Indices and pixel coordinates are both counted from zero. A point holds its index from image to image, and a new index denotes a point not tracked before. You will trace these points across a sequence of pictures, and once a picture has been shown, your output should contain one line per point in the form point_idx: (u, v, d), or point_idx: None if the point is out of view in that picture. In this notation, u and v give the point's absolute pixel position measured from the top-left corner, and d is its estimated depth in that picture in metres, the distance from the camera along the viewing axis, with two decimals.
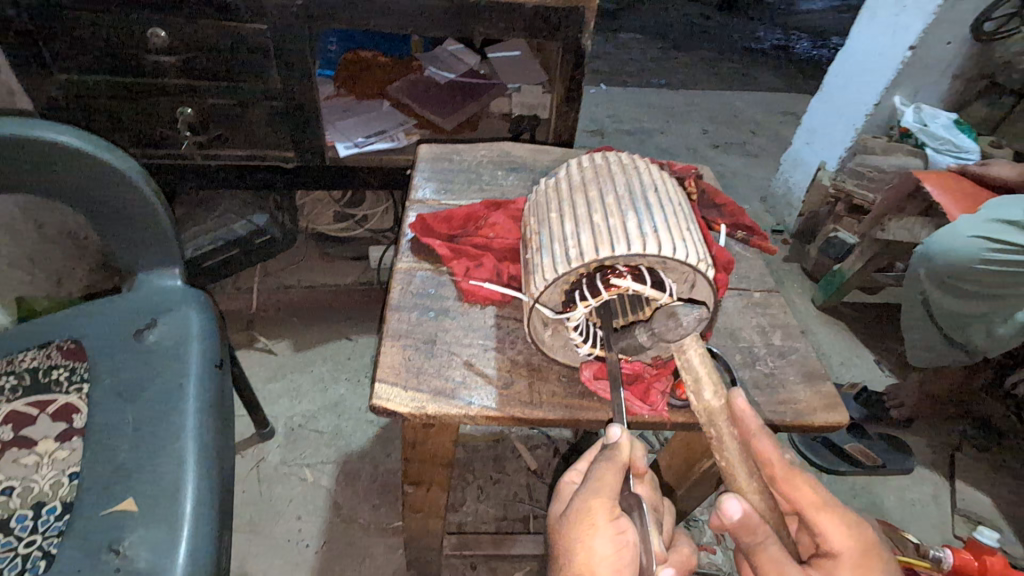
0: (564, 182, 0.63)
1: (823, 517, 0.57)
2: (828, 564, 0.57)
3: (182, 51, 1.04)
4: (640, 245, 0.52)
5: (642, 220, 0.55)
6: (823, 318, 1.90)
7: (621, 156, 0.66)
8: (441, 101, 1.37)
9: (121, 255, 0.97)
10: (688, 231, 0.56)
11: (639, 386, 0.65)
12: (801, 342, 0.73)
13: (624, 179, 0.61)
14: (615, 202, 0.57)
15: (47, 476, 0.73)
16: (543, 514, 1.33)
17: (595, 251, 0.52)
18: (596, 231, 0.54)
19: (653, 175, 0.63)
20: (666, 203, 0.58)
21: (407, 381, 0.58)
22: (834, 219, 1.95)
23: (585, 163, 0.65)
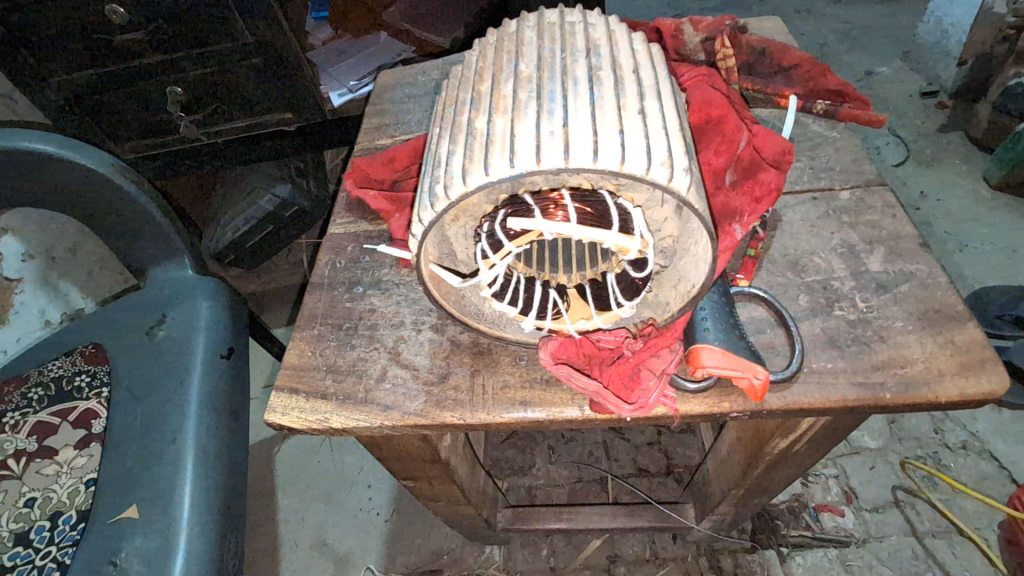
0: (459, 73, 0.43)
1: None
2: None
3: (146, 24, 0.95)
4: (531, 158, 0.33)
5: (553, 112, 0.35)
6: (1002, 202, 1.41)
7: (548, 12, 0.44)
8: (443, 16, 1.17)
9: (130, 254, 0.94)
10: (630, 116, 0.35)
11: (619, 374, 0.42)
12: (921, 265, 0.48)
13: (539, 52, 0.40)
14: (514, 91, 0.37)
15: (65, 484, 0.73)
16: (621, 477, 1.18)
17: (464, 177, 0.35)
18: (475, 144, 0.36)
19: (600, 32, 0.41)
20: (595, 78, 0.37)
21: (311, 388, 0.44)
22: (1016, 59, 1.40)
23: (489, 37, 0.44)
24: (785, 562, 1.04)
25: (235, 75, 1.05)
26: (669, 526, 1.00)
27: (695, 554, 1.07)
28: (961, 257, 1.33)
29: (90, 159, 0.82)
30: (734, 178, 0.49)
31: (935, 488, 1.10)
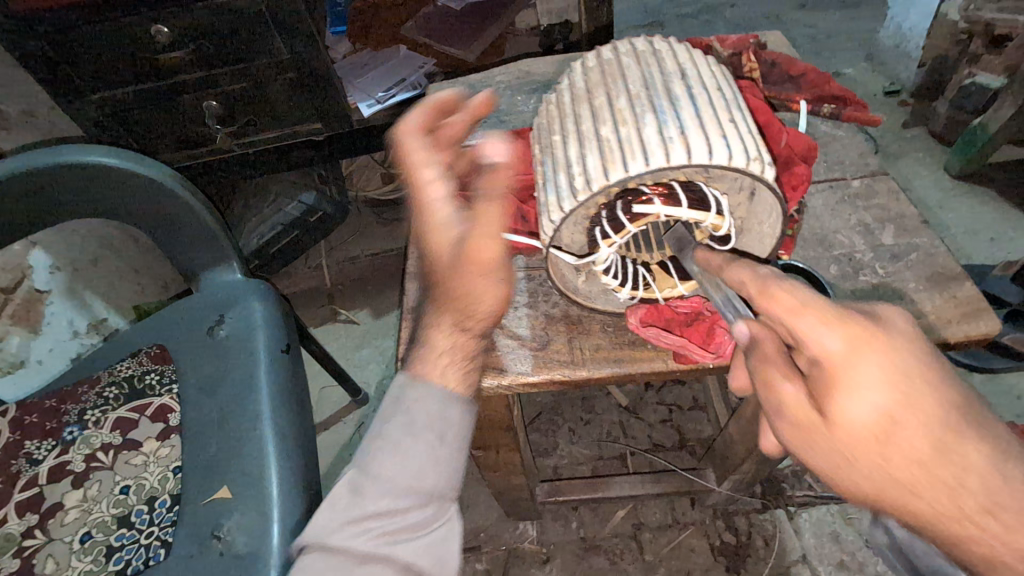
0: (565, 92, 0.50)
1: (893, 440, 0.37)
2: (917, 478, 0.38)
3: (188, 43, 1.00)
4: (662, 155, 0.40)
5: (669, 120, 0.42)
6: (965, 188, 1.55)
7: (635, 41, 0.51)
8: (461, 30, 1.26)
9: (182, 260, 0.99)
10: (732, 122, 0.42)
11: (698, 330, 0.53)
12: (923, 237, 0.57)
13: (640, 73, 0.47)
14: (629, 104, 0.45)
15: (155, 472, 0.79)
16: (640, 452, 1.28)
17: (605, 174, 0.42)
18: (605, 147, 0.43)
19: (684, 56, 0.49)
20: (694, 92, 0.45)
21: (430, 354, 0.54)
22: (969, 60, 1.56)
23: (587, 61, 0.52)
24: (793, 518, 1.15)
25: (270, 88, 1.11)
26: (692, 490, 1.10)
27: (712, 517, 1.17)
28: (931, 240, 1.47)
29: (155, 172, 0.86)
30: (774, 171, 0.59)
31: None
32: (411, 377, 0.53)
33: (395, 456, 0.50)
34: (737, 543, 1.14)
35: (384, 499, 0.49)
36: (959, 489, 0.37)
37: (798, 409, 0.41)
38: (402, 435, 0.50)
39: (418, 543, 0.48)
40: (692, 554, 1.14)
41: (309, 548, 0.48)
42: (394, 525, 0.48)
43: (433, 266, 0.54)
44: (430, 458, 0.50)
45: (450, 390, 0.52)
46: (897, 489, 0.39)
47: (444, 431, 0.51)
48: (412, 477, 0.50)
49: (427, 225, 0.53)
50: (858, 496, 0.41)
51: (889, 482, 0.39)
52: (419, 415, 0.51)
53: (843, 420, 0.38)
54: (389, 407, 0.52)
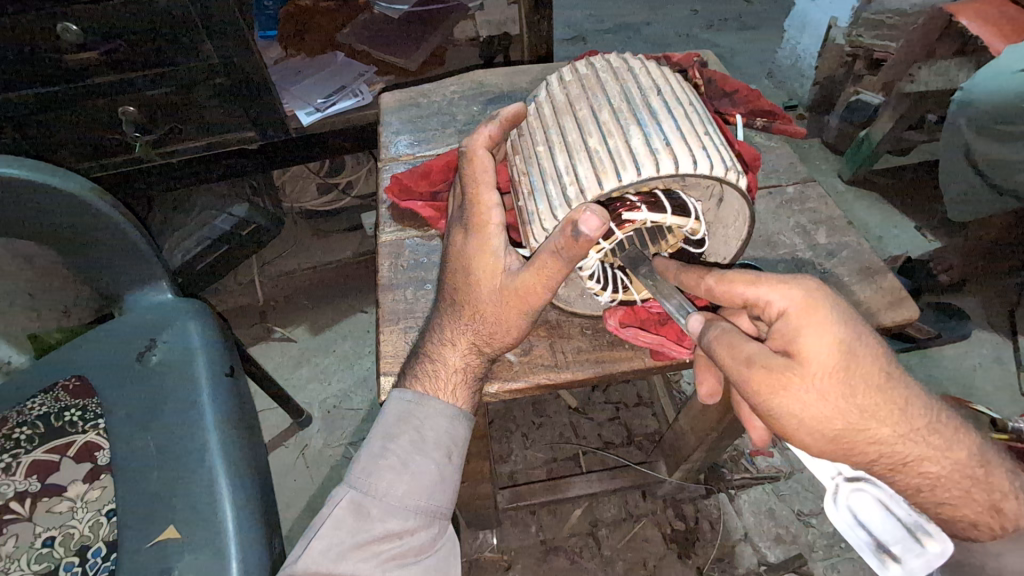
0: (546, 105, 0.52)
1: (843, 375, 0.44)
2: (868, 410, 0.44)
3: (101, 42, 0.91)
4: (652, 165, 0.42)
5: (653, 132, 0.44)
6: (857, 192, 1.75)
7: (608, 57, 0.53)
8: (399, 39, 1.24)
9: (103, 281, 0.90)
10: (707, 133, 0.45)
11: (674, 328, 0.55)
12: (851, 235, 0.64)
13: (618, 87, 0.49)
14: (612, 116, 0.46)
15: (84, 518, 0.72)
16: (592, 450, 1.32)
17: (598, 184, 0.43)
18: (595, 158, 0.44)
19: (655, 73, 0.51)
20: (672, 106, 0.47)
21: (432, 377, 0.51)
22: (854, 80, 1.77)
23: (564, 75, 0.53)
24: (734, 500, 1.22)
25: (196, 93, 1.03)
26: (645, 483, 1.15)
27: (662, 507, 1.22)
28: None
29: (70, 182, 0.77)
30: None
31: None
32: (421, 393, 0.50)
33: (404, 475, 0.49)
34: (687, 529, 1.20)
35: (393, 519, 0.48)
36: (901, 407, 0.44)
37: (764, 355, 0.45)
38: (411, 452, 0.49)
39: (426, 565, 0.48)
40: (647, 545, 1.18)
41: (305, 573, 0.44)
42: (403, 548, 0.47)
43: (477, 295, 0.49)
44: (438, 477, 0.50)
45: (456, 406, 0.51)
46: (862, 415, 0.43)
47: (452, 447, 0.50)
48: (424, 498, 0.49)
49: (480, 250, 0.49)
50: (823, 437, 0.44)
51: (854, 408, 0.43)
52: (430, 432, 0.50)
53: (810, 354, 0.43)
54: (393, 425, 0.50)
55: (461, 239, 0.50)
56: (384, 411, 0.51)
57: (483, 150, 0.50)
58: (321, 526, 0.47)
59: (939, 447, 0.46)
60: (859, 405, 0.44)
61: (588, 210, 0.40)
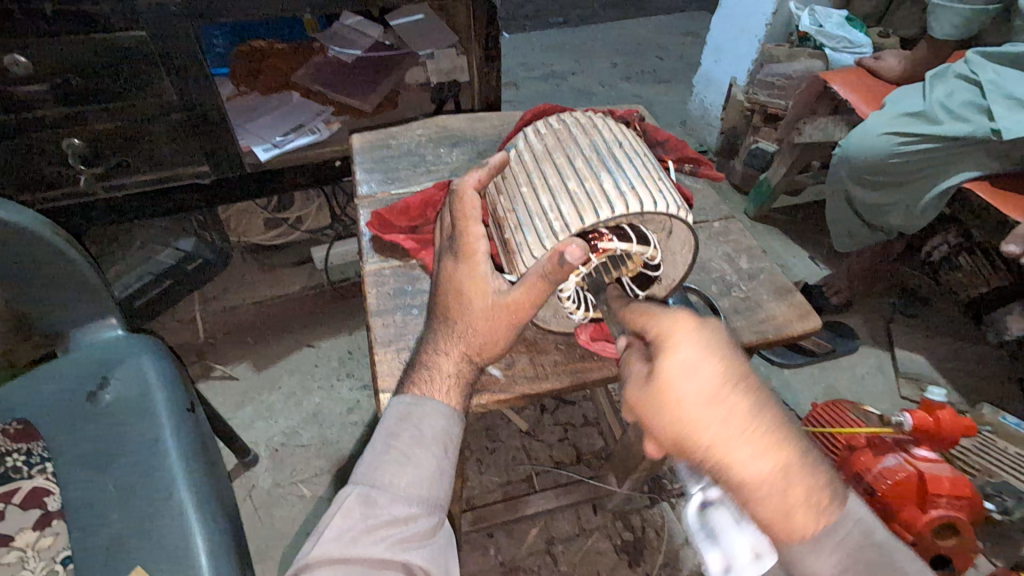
0: (526, 154, 0.61)
1: (684, 379, 0.45)
2: (710, 415, 0.43)
3: (52, 76, 0.90)
4: (622, 205, 0.51)
5: (620, 178, 0.54)
6: (761, 227, 1.99)
7: (574, 115, 0.64)
8: (354, 82, 1.31)
9: (45, 319, 0.86)
10: (662, 178, 0.55)
11: None
12: (766, 261, 0.76)
13: (587, 140, 0.59)
14: (585, 165, 0.56)
15: (37, 567, 0.69)
16: (545, 470, 1.38)
17: (579, 220, 0.52)
18: (575, 199, 0.53)
19: (615, 129, 0.62)
20: (632, 156, 0.57)
21: (429, 389, 0.55)
22: (753, 130, 2.03)
23: (540, 129, 0.62)
24: (676, 508, 1.32)
25: (149, 127, 1.03)
26: (597, 496, 1.22)
27: (612, 519, 1.30)
28: None
29: (24, 216, 0.75)
30: None
31: None
32: (419, 396, 0.55)
33: (407, 466, 0.52)
34: (635, 539, 1.28)
35: (399, 507, 0.51)
36: (733, 421, 0.42)
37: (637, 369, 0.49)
38: (413, 446, 0.53)
39: (429, 548, 0.51)
40: (600, 557, 1.25)
41: (319, 559, 0.47)
42: (408, 532, 0.50)
43: (468, 314, 0.55)
44: (437, 469, 0.53)
45: (452, 406, 0.55)
46: (697, 417, 0.44)
47: (448, 442, 0.54)
48: (426, 487, 0.52)
49: (469, 273, 0.55)
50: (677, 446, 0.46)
51: (689, 406, 0.44)
52: (429, 429, 0.54)
53: (660, 363, 0.47)
54: (394, 425, 0.54)
55: (452, 264, 0.57)
56: (386, 414, 0.55)
57: (473, 190, 0.58)
58: (330, 517, 0.50)
59: (763, 478, 0.42)
60: (699, 410, 0.44)
61: (572, 241, 0.48)
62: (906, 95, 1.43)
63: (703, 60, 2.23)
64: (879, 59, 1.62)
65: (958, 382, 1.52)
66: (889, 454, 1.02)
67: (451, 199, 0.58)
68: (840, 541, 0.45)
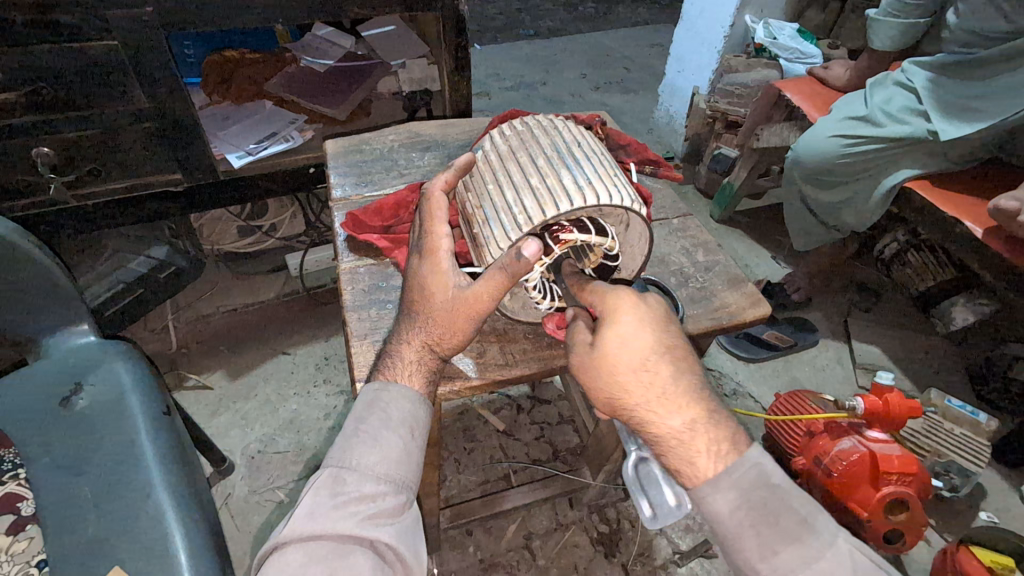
0: (492, 154, 0.64)
1: (624, 350, 0.55)
2: (646, 379, 0.54)
3: (20, 84, 0.90)
4: (580, 199, 0.55)
5: (578, 174, 0.58)
6: (726, 228, 2.08)
7: (537, 118, 0.68)
8: (326, 90, 1.34)
9: (13, 325, 0.85)
10: (617, 174, 0.60)
11: None
12: (720, 255, 0.81)
13: (548, 141, 0.63)
14: (546, 163, 0.60)
15: (11, 571, 0.69)
16: (521, 467, 1.41)
17: (541, 213, 0.56)
18: (538, 195, 0.57)
19: (574, 130, 0.66)
20: (590, 155, 0.61)
21: (396, 376, 0.59)
22: (715, 137, 2.12)
23: (505, 131, 0.66)
24: None
25: (120, 135, 1.03)
26: (572, 489, 1.26)
27: (588, 513, 1.33)
28: None
29: None
30: None
31: None
32: (385, 382, 0.59)
33: (374, 447, 0.55)
34: (610, 531, 1.31)
35: (367, 484, 0.53)
36: (654, 388, 0.55)
37: (583, 342, 0.58)
38: (380, 428, 0.56)
39: (397, 526, 0.53)
40: (577, 550, 1.28)
41: (290, 536, 0.49)
42: (376, 509, 0.52)
43: (432, 307, 0.57)
44: (403, 451, 0.56)
45: (418, 391, 0.59)
46: (635, 380, 0.54)
47: (414, 425, 0.57)
48: (392, 466, 0.55)
49: (431, 270, 0.58)
50: (614, 404, 0.57)
51: (633, 373, 0.54)
52: (394, 412, 0.57)
53: (604, 339, 0.56)
54: (363, 410, 0.57)
55: (417, 261, 0.59)
56: (355, 401, 0.58)
57: (440, 190, 0.61)
58: (302, 497, 0.52)
59: (679, 428, 0.54)
60: (637, 375, 0.54)
61: (529, 238, 0.52)
62: (851, 102, 1.53)
63: (667, 71, 2.32)
64: (828, 68, 1.72)
65: (910, 371, 1.61)
66: (845, 436, 1.08)
67: (422, 200, 0.61)
68: (735, 479, 0.53)
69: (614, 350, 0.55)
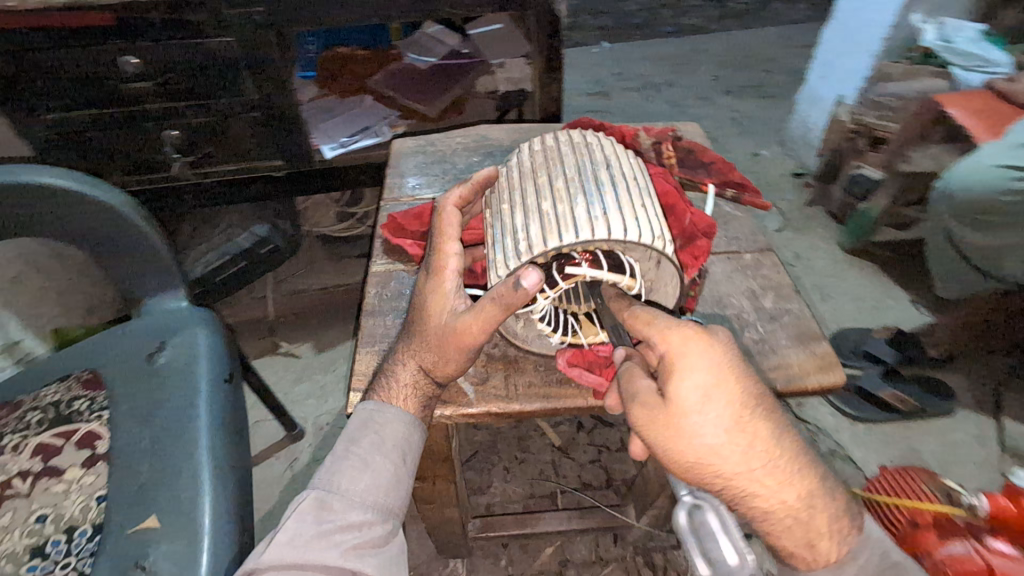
0: (516, 171, 0.60)
1: (708, 406, 0.47)
2: (736, 440, 0.47)
3: (155, 75, 1.04)
4: (589, 231, 0.49)
5: (594, 202, 0.51)
6: (855, 261, 1.79)
7: (575, 133, 0.62)
8: (422, 88, 1.38)
9: (124, 285, 0.98)
10: (645, 206, 0.52)
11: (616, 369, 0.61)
12: (795, 303, 0.68)
13: (576, 160, 0.57)
14: (565, 186, 0.54)
15: (76, 501, 0.78)
16: (572, 489, 1.34)
17: (543, 243, 0.50)
18: (546, 221, 0.52)
19: (612, 150, 0.60)
20: (618, 180, 0.54)
21: (389, 397, 0.57)
22: (857, 154, 1.82)
23: (536, 146, 0.62)
24: None
25: (233, 123, 1.15)
26: (614, 526, 1.17)
27: (633, 554, 1.23)
28: (827, 302, 1.68)
29: (111, 197, 0.86)
30: (682, 243, 0.66)
31: None
32: (381, 402, 0.57)
33: (364, 472, 0.55)
34: None
35: (353, 512, 0.53)
36: (750, 452, 0.47)
37: (648, 393, 0.50)
38: (371, 451, 0.55)
39: (381, 559, 0.52)
40: None
41: (270, 564, 0.48)
42: (361, 540, 0.51)
43: (427, 329, 0.55)
44: (394, 478, 0.56)
45: (413, 414, 0.57)
46: (725, 446, 0.47)
47: (407, 451, 0.56)
48: (381, 494, 0.54)
49: (435, 291, 0.55)
50: (693, 471, 0.49)
51: (722, 436, 0.47)
52: (389, 435, 0.56)
53: (677, 395, 0.48)
54: (355, 431, 0.56)
55: (423, 280, 0.57)
56: (351, 419, 0.58)
57: (451, 206, 0.58)
58: (286, 521, 0.51)
59: (789, 502, 0.48)
60: (729, 437, 0.47)
61: (529, 268, 0.47)
62: None
63: (810, 76, 2.04)
64: None
65: None
66: (958, 538, 0.85)
67: (432, 214, 0.59)
68: (861, 562, 0.49)
69: (696, 404, 0.47)
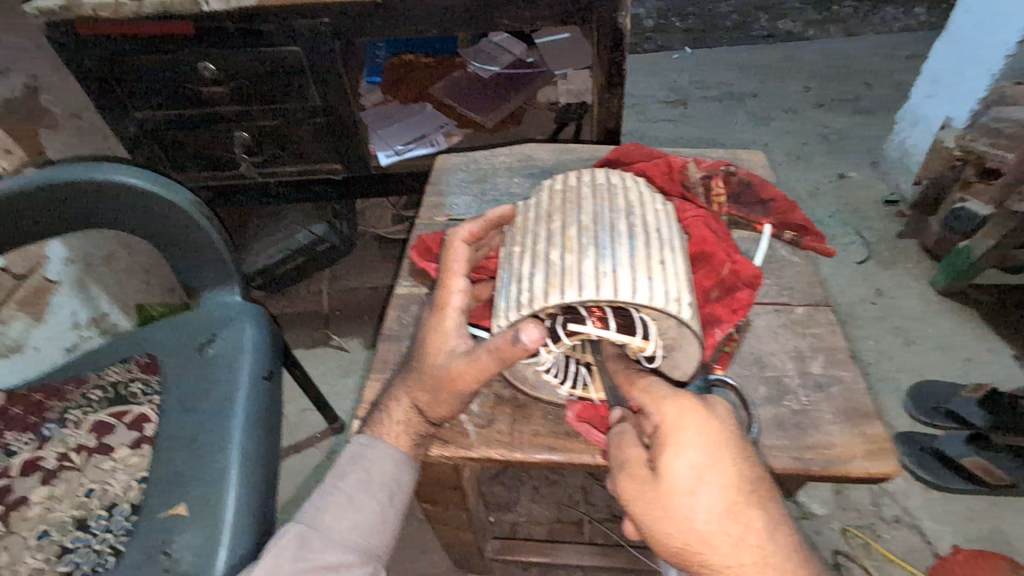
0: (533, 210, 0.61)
1: (700, 486, 0.46)
2: (726, 524, 0.45)
3: (229, 80, 1.10)
4: (593, 289, 0.50)
5: (604, 258, 0.52)
6: (949, 305, 1.60)
7: (597, 173, 0.62)
8: (482, 97, 1.37)
9: (185, 277, 1.04)
10: (656, 264, 0.53)
11: None
12: (848, 371, 0.65)
13: (593, 206, 0.58)
14: (577, 236, 0.55)
15: (120, 480, 0.83)
16: (601, 519, 1.29)
17: (547, 296, 0.51)
18: (552, 271, 0.53)
19: (632, 197, 0.60)
20: (632, 234, 0.55)
21: (381, 432, 0.60)
22: (962, 185, 1.62)
23: (555, 185, 0.62)
24: None
25: (298, 128, 1.20)
26: (639, 568, 1.11)
27: None
28: (910, 348, 1.51)
29: (179, 197, 0.92)
30: (718, 293, 0.66)
31: (869, 556, 1.16)
32: (372, 438, 0.60)
33: (349, 510, 0.57)
34: None
35: (332, 552, 0.54)
36: (743, 540, 0.45)
37: (638, 462, 0.49)
38: (358, 488, 0.58)
39: None
40: None
41: None
42: None
43: (423, 364, 0.56)
44: (378, 519, 0.58)
45: (402, 453, 0.60)
46: (714, 528, 0.45)
47: (395, 491, 0.59)
48: (362, 534, 0.56)
49: (437, 326, 0.57)
50: (681, 553, 0.47)
51: (711, 518, 0.46)
52: (377, 474, 0.58)
53: (668, 471, 0.47)
54: (344, 466, 0.59)
55: (428, 314, 0.60)
56: (341, 455, 0.60)
57: (461, 241, 0.60)
58: (266, 554, 0.53)
59: None
60: (721, 521, 0.45)
61: (528, 323, 0.48)
62: None
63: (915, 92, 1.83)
64: None
65: None
66: None
67: (442, 248, 0.61)
68: None
69: (688, 482, 0.46)
